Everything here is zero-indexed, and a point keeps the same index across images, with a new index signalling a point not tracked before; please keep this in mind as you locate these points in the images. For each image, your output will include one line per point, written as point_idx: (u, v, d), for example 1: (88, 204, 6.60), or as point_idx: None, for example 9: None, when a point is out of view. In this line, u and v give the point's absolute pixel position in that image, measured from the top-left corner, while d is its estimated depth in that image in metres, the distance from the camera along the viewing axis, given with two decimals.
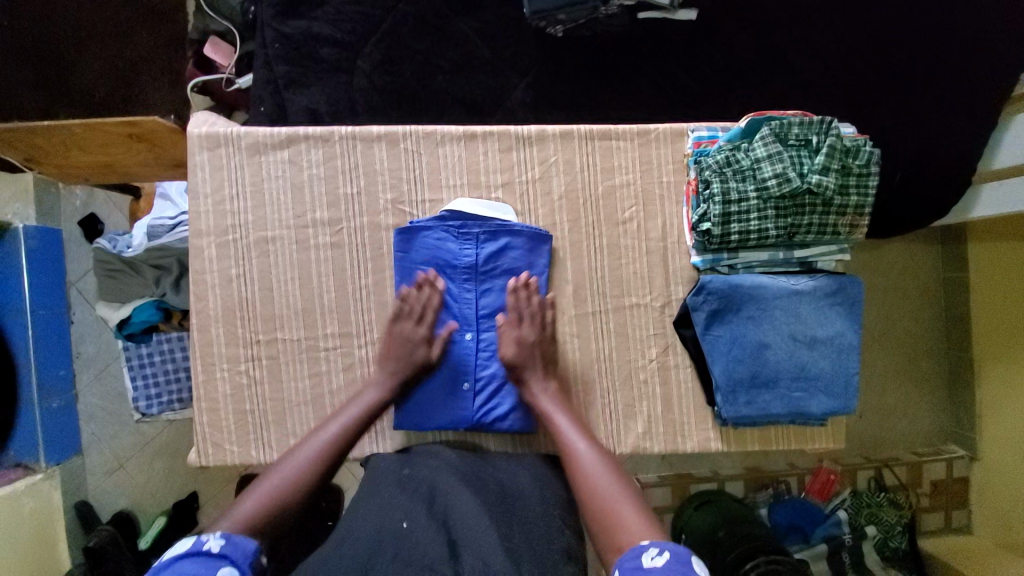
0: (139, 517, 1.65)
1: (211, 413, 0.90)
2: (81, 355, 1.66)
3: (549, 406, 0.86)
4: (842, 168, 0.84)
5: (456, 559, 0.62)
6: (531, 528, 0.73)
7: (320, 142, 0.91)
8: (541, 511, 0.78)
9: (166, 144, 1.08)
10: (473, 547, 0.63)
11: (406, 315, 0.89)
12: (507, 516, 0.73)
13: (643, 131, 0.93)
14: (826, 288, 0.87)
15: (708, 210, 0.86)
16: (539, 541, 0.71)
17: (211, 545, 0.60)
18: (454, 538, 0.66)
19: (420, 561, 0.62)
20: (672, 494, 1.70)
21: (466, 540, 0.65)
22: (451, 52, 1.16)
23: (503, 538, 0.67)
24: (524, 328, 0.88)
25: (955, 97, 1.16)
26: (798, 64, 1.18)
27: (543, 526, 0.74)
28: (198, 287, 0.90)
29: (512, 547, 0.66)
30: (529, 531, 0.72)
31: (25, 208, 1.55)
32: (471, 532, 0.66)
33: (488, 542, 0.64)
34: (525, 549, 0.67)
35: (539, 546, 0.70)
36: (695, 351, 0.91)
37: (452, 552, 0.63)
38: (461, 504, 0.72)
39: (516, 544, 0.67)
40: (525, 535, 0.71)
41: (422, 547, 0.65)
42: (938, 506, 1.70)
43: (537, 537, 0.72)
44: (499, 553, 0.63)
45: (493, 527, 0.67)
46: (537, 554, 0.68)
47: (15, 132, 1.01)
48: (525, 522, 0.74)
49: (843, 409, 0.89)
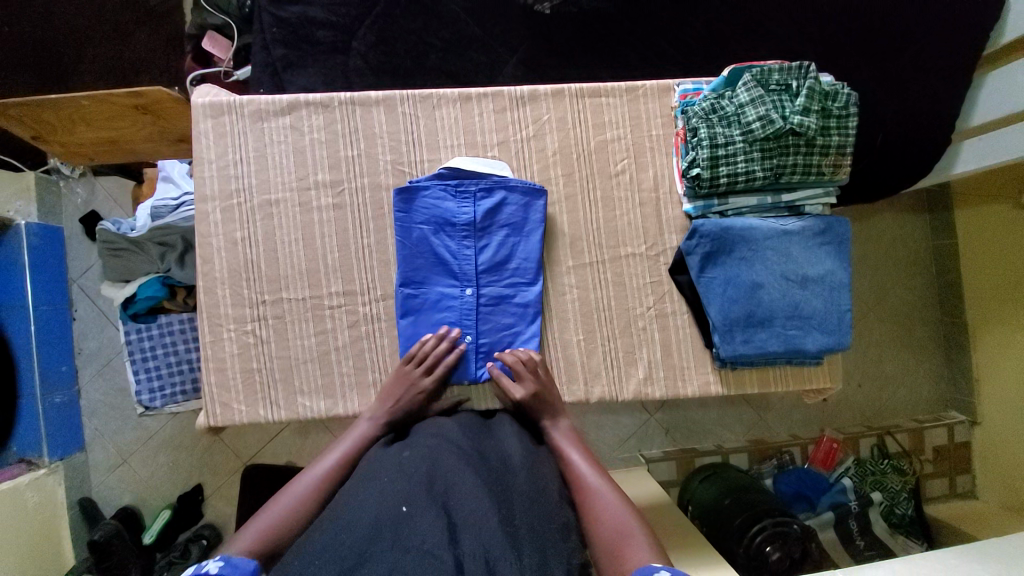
0: (143, 512, 1.61)
1: (218, 372, 0.92)
2: (83, 351, 1.63)
3: (563, 442, 0.85)
4: (821, 111, 0.88)
5: (456, 543, 0.61)
6: (532, 505, 0.71)
7: (320, 109, 0.95)
8: (537, 490, 0.75)
9: (170, 116, 1.13)
10: (473, 535, 0.62)
11: (415, 362, 0.90)
12: (508, 494, 0.71)
13: (631, 88, 0.98)
14: (814, 229, 0.91)
15: (697, 156, 0.90)
16: (540, 515, 0.70)
17: (210, 567, 0.60)
18: (454, 520, 0.65)
19: (419, 546, 0.60)
20: (677, 469, 1.65)
21: (466, 524, 0.64)
22: (442, 31, 1.18)
23: (504, 519, 0.66)
24: (526, 384, 0.89)
25: (929, 58, 1.20)
26: (780, 31, 1.21)
27: (545, 509, 0.72)
28: (204, 250, 0.93)
29: (512, 532, 0.64)
30: (529, 506, 0.71)
31: (26, 205, 1.52)
32: (472, 517, 0.64)
33: (488, 529, 0.63)
34: (526, 530, 0.66)
35: (540, 528, 0.68)
36: (692, 295, 0.94)
37: (451, 537, 0.62)
38: (461, 484, 0.70)
39: (517, 528, 0.66)
40: (527, 509, 0.70)
41: (421, 532, 0.62)
42: (942, 472, 1.67)
43: (538, 519, 0.69)
44: (498, 540, 0.62)
45: (493, 510, 0.66)
46: (538, 536, 0.66)
47: (23, 108, 1.05)
48: (525, 498, 0.72)
49: (838, 345, 0.91)
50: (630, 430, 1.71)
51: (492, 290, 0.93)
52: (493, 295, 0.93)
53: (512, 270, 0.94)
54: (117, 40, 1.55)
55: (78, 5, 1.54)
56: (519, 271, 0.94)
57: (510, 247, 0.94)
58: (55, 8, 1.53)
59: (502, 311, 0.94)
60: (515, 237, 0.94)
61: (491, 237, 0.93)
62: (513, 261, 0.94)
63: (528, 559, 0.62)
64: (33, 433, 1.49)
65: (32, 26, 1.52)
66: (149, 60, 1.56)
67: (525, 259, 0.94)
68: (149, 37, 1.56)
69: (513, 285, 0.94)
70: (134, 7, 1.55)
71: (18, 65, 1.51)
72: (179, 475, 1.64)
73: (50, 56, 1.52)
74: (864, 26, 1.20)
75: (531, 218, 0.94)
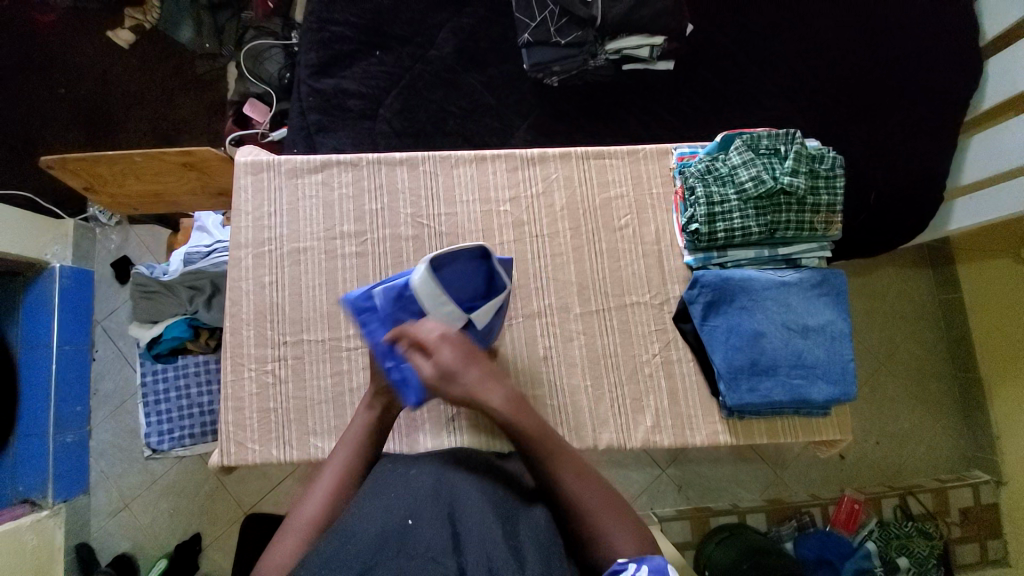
0: (139, 563, 1.55)
1: (236, 411, 0.97)
2: (99, 392, 1.64)
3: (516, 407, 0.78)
4: (810, 172, 0.95)
5: (460, 554, 0.61)
6: (538, 520, 0.71)
7: (349, 167, 1.04)
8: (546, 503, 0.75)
9: (214, 172, 1.24)
10: (476, 544, 0.62)
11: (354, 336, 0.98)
12: (513, 509, 0.71)
13: (632, 151, 1.07)
14: (812, 280, 0.96)
15: (695, 212, 0.97)
16: (546, 531, 0.69)
17: None
18: (457, 531, 0.64)
19: (424, 554, 0.60)
20: (691, 529, 1.58)
21: (469, 534, 0.63)
22: (461, 101, 1.31)
23: (507, 533, 0.65)
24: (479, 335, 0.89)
25: (910, 126, 1.30)
26: (768, 102, 1.32)
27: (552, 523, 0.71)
28: (233, 293, 1.00)
29: (515, 545, 0.63)
30: (536, 520, 0.71)
31: (63, 249, 1.61)
32: (475, 526, 0.64)
33: (491, 539, 0.62)
34: (530, 543, 0.65)
35: (544, 540, 0.67)
36: (696, 343, 0.98)
37: (455, 546, 0.62)
38: (467, 498, 0.70)
39: (520, 541, 0.65)
40: (532, 525, 0.69)
41: (425, 542, 0.62)
42: (971, 536, 1.59)
43: (543, 532, 0.68)
44: (502, 551, 0.61)
45: (496, 521, 0.66)
46: (541, 544, 0.66)
47: (82, 163, 1.17)
48: (530, 515, 0.72)
49: (844, 396, 0.92)
50: (640, 487, 1.65)
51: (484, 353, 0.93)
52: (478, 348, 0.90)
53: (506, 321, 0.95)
54: (167, 105, 1.72)
55: (135, 75, 1.73)
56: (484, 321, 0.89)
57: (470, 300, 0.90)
58: (116, 78, 1.72)
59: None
60: (451, 291, 0.87)
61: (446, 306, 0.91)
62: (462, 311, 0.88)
63: (532, 568, 0.61)
64: (39, 475, 1.47)
65: (95, 93, 1.71)
66: (192, 123, 1.72)
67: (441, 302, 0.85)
68: (195, 103, 1.73)
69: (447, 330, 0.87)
70: (185, 78, 1.74)
71: (79, 126, 1.69)
72: (179, 522, 1.59)
73: (107, 119, 1.70)
74: (847, 98, 1.30)
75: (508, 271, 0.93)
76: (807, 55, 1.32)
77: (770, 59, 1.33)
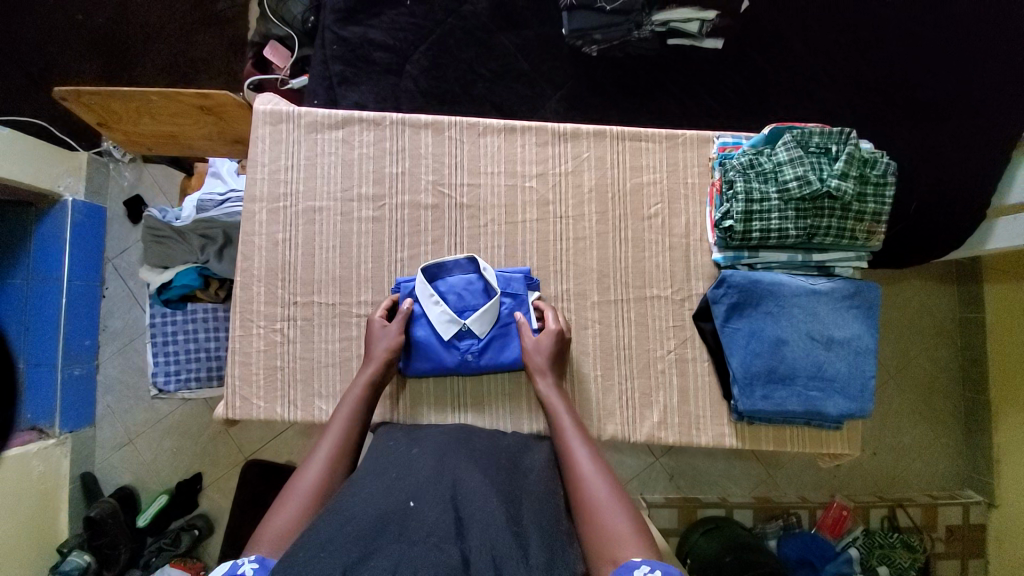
0: (140, 494, 1.60)
1: (243, 366, 0.96)
2: (108, 328, 1.65)
3: (555, 402, 0.87)
4: (860, 177, 0.90)
5: (463, 539, 0.60)
6: (541, 505, 0.71)
7: (371, 126, 0.99)
8: (547, 490, 0.75)
9: (231, 118, 1.19)
10: (479, 529, 0.62)
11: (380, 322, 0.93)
12: (516, 495, 0.71)
13: (671, 135, 1.01)
14: (844, 290, 0.91)
15: (731, 208, 0.92)
16: (548, 516, 0.69)
17: (246, 569, 0.63)
18: (461, 515, 0.64)
19: (426, 540, 0.59)
20: (678, 518, 1.60)
21: (472, 519, 0.63)
22: (492, 64, 1.23)
23: (510, 518, 0.66)
24: (539, 343, 0.91)
25: (983, 126, 1.16)
26: (820, 94, 1.23)
27: (552, 507, 0.72)
28: (246, 247, 0.98)
29: (519, 532, 0.64)
30: (538, 504, 0.71)
31: (76, 182, 1.57)
32: (479, 511, 0.64)
33: (494, 525, 0.62)
34: (532, 528, 0.65)
35: (549, 527, 0.67)
36: (714, 343, 0.95)
37: (457, 532, 0.61)
38: (471, 482, 0.70)
39: (524, 528, 0.65)
40: (535, 510, 0.69)
41: (427, 526, 0.61)
42: (954, 553, 1.61)
43: (545, 518, 0.69)
44: (505, 540, 0.61)
45: (498, 507, 0.66)
46: (543, 530, 0.66)
47: (98, 98, 1.13)
48: (533, 500, 0.72)
49: (859, 412, 0.90)
50: (633, 472, 1.65)
51: (491, 356, 0.95)
52: (478, 351, 0.94)
53: (517, 336, 0.95)
54: (186, 41, 1.65)
55: (155, 7, 1.65)
56: (480, 326, 0.94)
57: (474, 309, 0.96)
58: (135, 8, 1.64)
59: (425, 354, 0.95)
60: (452, 299, 0.96)
61: (468, 314, 0.96)
62: (462, 317, 0.96)
63: (535, 556, 0.61)
64: (47, 403, 1.51)
65: (112, 22, 1.63)
66: (211, 62, 1.65)
67: (433, 304, 0.93)
68: (216, 41, 1.65)
69: (442, 332, 0.94)
70: (205, 14, 1.66)
71: (94, 55, 1.62)
72: (181, 461, 1.63)
73: (122, 50, 1.63)
74: (905, 98, 1.21)
75: (519, 290, 0.96)
76: (870, 46, 1.22)
77: (828, 47, 1.23)
